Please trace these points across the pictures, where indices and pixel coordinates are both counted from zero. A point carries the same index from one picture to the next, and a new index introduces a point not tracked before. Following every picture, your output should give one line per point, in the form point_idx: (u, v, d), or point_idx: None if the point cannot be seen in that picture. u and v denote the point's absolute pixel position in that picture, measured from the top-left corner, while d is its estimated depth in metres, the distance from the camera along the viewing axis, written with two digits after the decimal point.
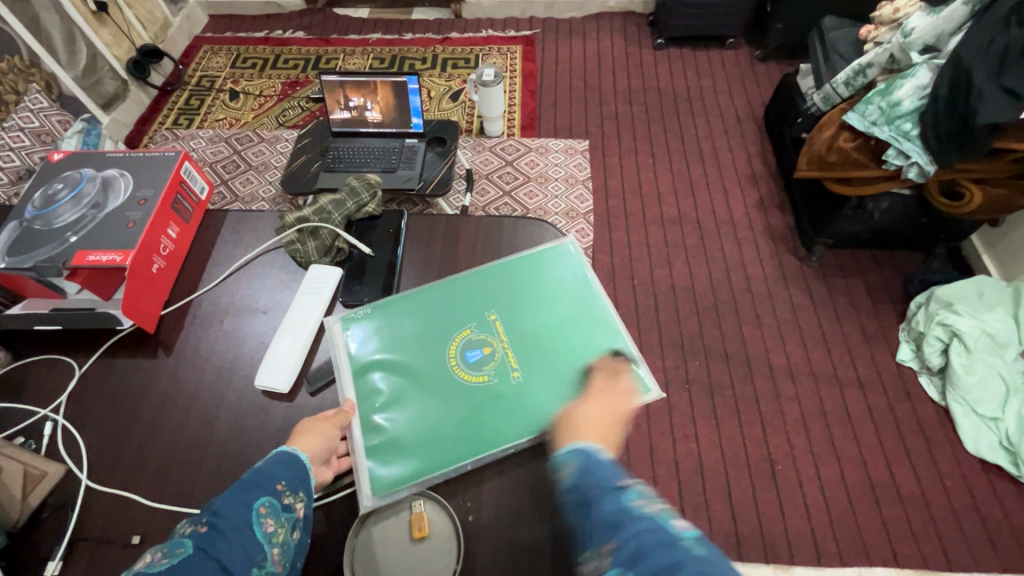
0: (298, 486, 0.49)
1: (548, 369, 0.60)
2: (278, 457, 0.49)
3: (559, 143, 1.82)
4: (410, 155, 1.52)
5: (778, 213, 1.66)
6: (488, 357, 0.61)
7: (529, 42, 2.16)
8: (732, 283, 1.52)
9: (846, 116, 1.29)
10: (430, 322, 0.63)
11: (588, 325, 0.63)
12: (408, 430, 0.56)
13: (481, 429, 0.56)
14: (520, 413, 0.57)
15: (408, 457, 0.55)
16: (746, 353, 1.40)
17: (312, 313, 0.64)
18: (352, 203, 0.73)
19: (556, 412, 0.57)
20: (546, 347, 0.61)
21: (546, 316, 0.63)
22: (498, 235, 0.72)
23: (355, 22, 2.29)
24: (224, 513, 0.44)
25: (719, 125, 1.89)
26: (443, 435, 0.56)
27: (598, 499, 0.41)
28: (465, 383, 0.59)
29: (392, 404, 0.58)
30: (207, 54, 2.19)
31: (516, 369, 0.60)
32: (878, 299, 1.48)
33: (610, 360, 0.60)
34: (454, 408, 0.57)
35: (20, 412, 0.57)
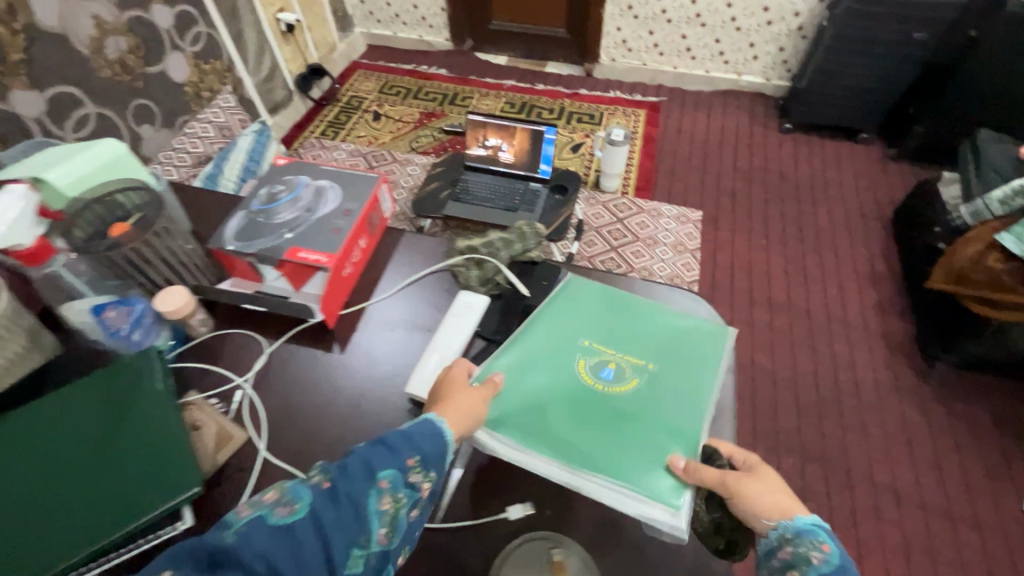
0: (427, 465, 0.51)
1: (664, 347, 0.67)
2: (419, 430, 0.52)
3: (672, 209, 1.84)
4: (532, 199, 1.59)
5: (897, 319, 1.58)
6: (618, 367, 0.64)
7: (654, 108, 2.24)
8: (838, 384, 1.45)
9: (1000, 236, 1.25)
10: (552, 366, 0.64)
11: (651, 304, 0.72)
12: (627, 464, 0.56)
13: (675, 416, 0.60)
14: (681, 384, 0.63)
15: (661, 476, 0.55)
16: (847, 462, 1.32)
17: (458, 335, 0.68)
18: (518, 246, 0.80)
19: (700, 362, 0.65)
20: (648, 334, 0.68)
21: (619, 313, 0.70)
22: (657, 304, 0.73)
23: (494, 68, 2.47)
24: (347, 476, 0.47)
25: (841, 218, 1.84)
26: (644, 446, 0.57)
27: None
28: (623, 395, 0.62)
29: (590, 454, 0.57)
30: (360, 78, 2.44)
31: (646, 361, 0.65)
32: (1008, 435, 1.35)
33: (688, 312, 0.72)
34: (639, 426, 0.59)
35: (217, 376, 0.65)
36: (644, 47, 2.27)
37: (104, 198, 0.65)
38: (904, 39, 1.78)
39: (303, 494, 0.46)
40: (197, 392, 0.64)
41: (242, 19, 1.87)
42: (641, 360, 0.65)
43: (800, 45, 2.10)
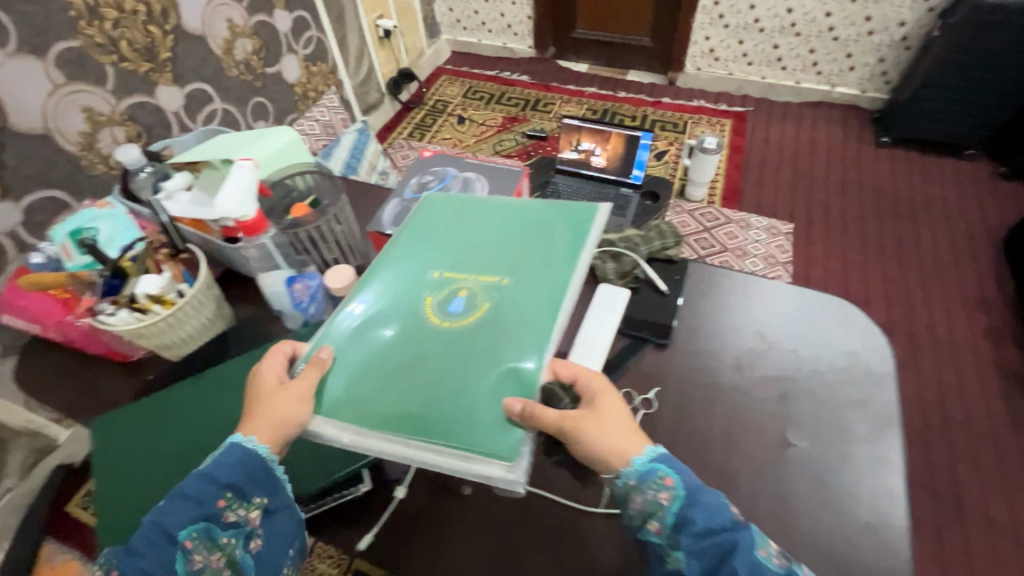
0: (245, 495, 0.48)
1: (520, 265, 0.60)
2: (215, 467, 0.48)
3: (762, 221, 1.80)
4: (624, 204, 1.57)
5: (1012, 347, 1.48)
6: (467, 294, 0.59)
7: (740, 118, 2.19)
8: (946, 412, 1.37)
9: None
10: (397, 305, 0.59)
11: (504, 216, 0.67)
12: (464, 405, 0.50)
13: (520, 334, 0.54)
14: (535, 297, 0.57)
15: (498, 414, 0.49)
16: (957, 495, 1.24)
17: (603, 328, 0.67)
18: (659, 241, 0.75)
19: (554, 273, 0.58)
20: (506, 254, 0.62)
21: (484, 237, 0.65)
22: (807, 307, 0.69)
23: (574, 75, 2.50)
24: (147, 551, 0.45)
25: (946, 237, 1.74)
26: (489, 381, 0.51)
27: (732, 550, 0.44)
28: (466, 326, 0.56)
29: (426, 400, 0.51)
30: (444, 82, 2.52)
31: (500, 285, 0.59)
32: None
33: (552, 219, 0.64)
34: (479, 351, 0.54)
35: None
36: (733, 56, 2.24)
37: (284, 181, 0.70)
38: None
39: None
40: None
41: (347, 25, 1.97)
42: (495, 285, 0.59)
43: (903, 56, 2.02)
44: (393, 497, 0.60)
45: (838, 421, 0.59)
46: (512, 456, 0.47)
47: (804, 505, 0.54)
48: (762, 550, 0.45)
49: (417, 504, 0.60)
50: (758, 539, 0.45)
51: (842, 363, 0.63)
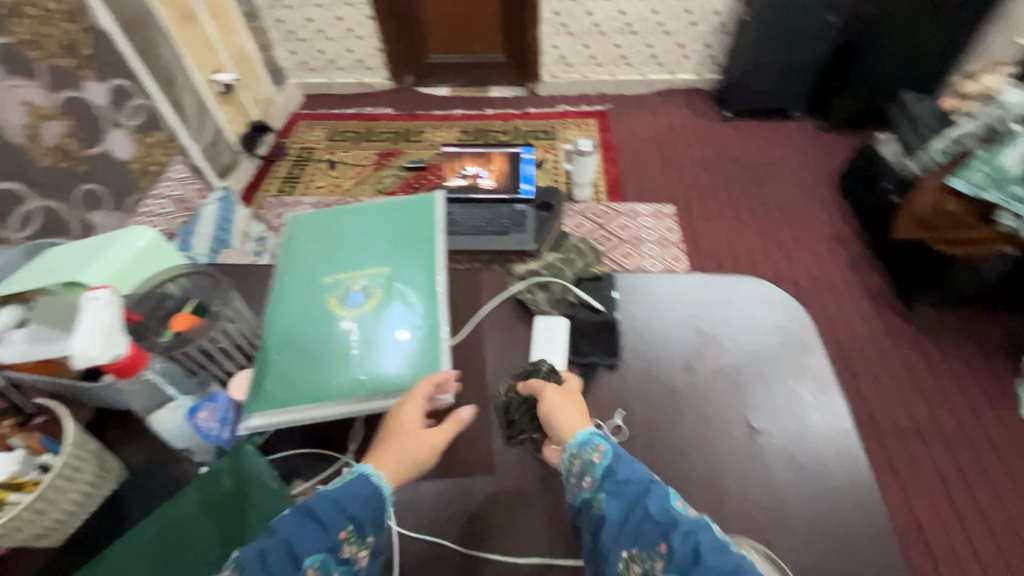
0: (362, 533, 0.47)
1: (393, 251, 0.68)
2: (347, 496, 0.46)
3: (647, 208, 1.91)
4: (520, 220, 1.60)
5: (870, 272, 1.70)
6: (358, 286, 0.65)
7: (602, 116, 2.33)
8: (840, 341, 1.53)
9: (951, 181, 1.36)
10: (300, 315, 0.63)
11: (365, 218, 0.72)
12: (391, 363, 0.58)
13: (416, 302, 0.63)
14: (417, 271, 0.65)
15: (420, 359, 0.59)
16: (869, 412, 1.38)
17: (553, 362, 0.65)
18: (580, 262, 0.75)
19: (425, 247, 0.68)
20: (380, 246, 0.69)
21: (354, 239, 0.70)
22: (729, 291, 0.72)
23: (438, 100, 2.48)
24: (269, 569, 0.42)
25: (797, 190, 1.97)
26: (403, 341, 0.60)
27: (649, 496, 0.45)
28: (370, 310, 0.62)
29: (356, 371, 0.58)
30: (304, 128, 2.37)
31: (383, 270, 0.66)
32: (993, 357, 1.47)
33: (406, 206, 0.73)
34: (385, 323, 0.61)
35: (320, 457, 0.60)
36: (582, 60, 2.37)
37: (155, 290, 0.59)
38: (816, 23, 1.95)
39: None
40: (303, 480, 0.59)
41: (178, 85, 1.77)
42: (376, 271, 0.66)
43: (723, 40, 2.27)
44: None
45: (788, 397, 0.62)
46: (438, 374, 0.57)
47: (790, 490, 0.55)
48: (681, 502, 0.45)
49: None
50: (674, 494, 0.45)
51: (773, 338, 0.67)
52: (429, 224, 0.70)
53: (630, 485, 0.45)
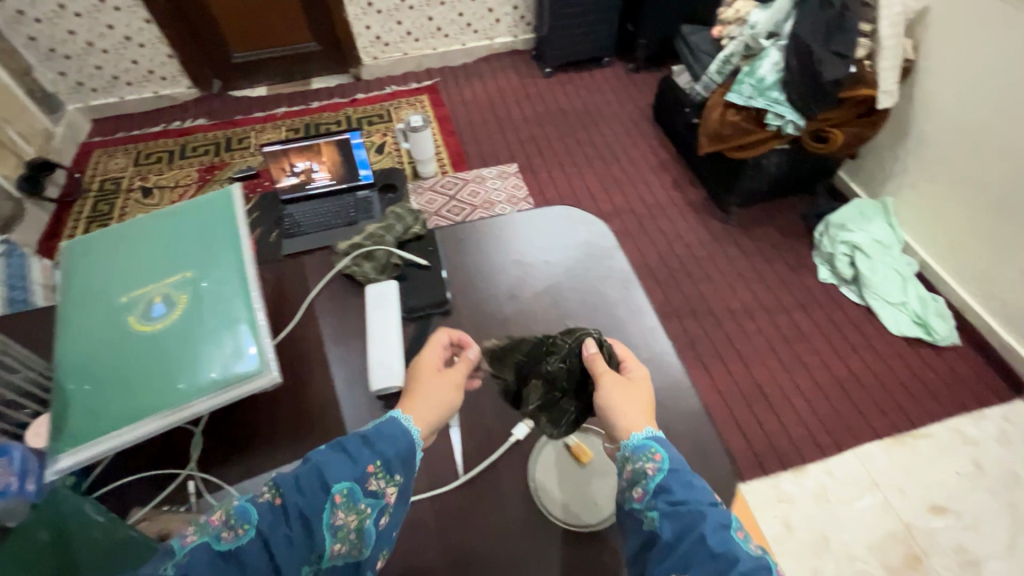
0: (391, 470, 0.51)
1: (193, 252, 0.63)
2: (381, 434, 0.51)
3: (491, 171, 1.98)
4: (367, 206, 1.57)
5: (691, 188, 1.92)
6: (159, 295, 0.60)
7: (432, 90, 2.33)
8: (677, 252, 1.73)
9: (729, 97, 1.58)
10: (98, 342, 0.58)
11: (155, 224, 0.67)
12: (209, 362, 0.56)
13: (228, 296, 0.60)
14: (223, 266, 0.62)
15: (240, 349, 0.57)
16: (708, 306, 1.59)
17: (389, 324, 0.66)
18: (400, 226, 0.75)
19: (227, 240, 0.64)
20: (177, 249, 0.64)
21: (147, 249, 0.64)
22: (540, 223, 0.79)
23: (257, 102, 2.31)
24: (299, 491, 0.47)
25: (620, 128, 2.16)
26: (219, 337, 0.57)
27: (702, 522, 0.44)
28: (177, 316, 0.59)
29: (173, 381, 0.55)
30: (101, 158, 2.08)
31: (185, 273, 0.62)
32: (791, 237, 1.75)
33: (200, 202, 0.68)
34: (194, 328, 0.58)
35: (159, 479, 0.57)
36: (398, 37, 2.34)
37: None
38: None
39: (251, 515, 0.46)
40: (143, 506, 0.55)
41: None
42: (177, 277, 0.61)
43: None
44: None
45: (598, 301, 0.70)
46: (261, 362, 0.56)
47: None
48: (740, 534, 0.45)
49: None
50: (736, 525, 0.45)
51: (580, 252, 0.75)
52: (228, 215, 0.67)
53: (686, 506, 0.45)
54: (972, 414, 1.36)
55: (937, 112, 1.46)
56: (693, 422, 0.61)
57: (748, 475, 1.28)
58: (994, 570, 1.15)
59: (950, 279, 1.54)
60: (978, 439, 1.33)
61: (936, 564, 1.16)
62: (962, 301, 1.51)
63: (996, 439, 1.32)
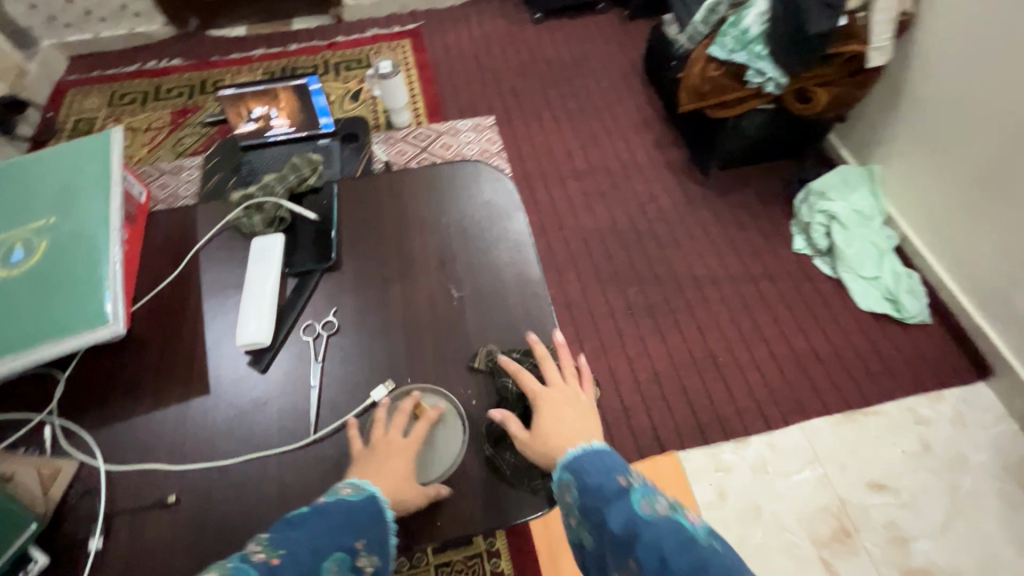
0: (372, 549, 0.52)
1: (58, 197, 0.62)
2: (370, 513, 0.52)
3: (467, 123, 1.91)
4: (327, 155, 1.54)
5: (672, 148, 1.83)
6: (19, 241, 0.60)
7: (415, 35, 2.22)
8: (648, 216, 1.67)
9: (710, 49, 1.46)
10: None
11: (29, 165, 0.65)
12: (57, 312, 0.56)
13: (85, 245, 0.59)
14: (85, 212, 0.61)
15: (88, 299, 0.57)
16: (673, 273, 1.55)
17: (265, 280, 0.68)
18: (294, 177, 0.76)
19: (95, 186, 0.63)
20: (44, 193, 0.63)
21: (15, 191, 0.63)
22: (442, 180, 0.79)
23: (234, 42, 2.23)
24: (300, 554, 0.48)
25: (607, 82, 2.05)
26: (70, 287, 0.57)
27: (612, 505, 0.50)
28: (32, 264, 0.59)
29: (22, 328, 0.56)
30: (76, 97, 2.05)
31: (47, 220, 0.61)
32: (770, 203, 1.68)
33: (76, 145, 0.67)
34: (48, 278, 0.58)
35: (18, 423, 0.63)
36: None
37: None
38: None
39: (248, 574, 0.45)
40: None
41: None
42: (38, 223, 0.61)
43: None
44: (88, 552, 0.56)
45: (484, 264, 0.71)
46: (106, 318, 0.56)
47: (475, 337, 0.67)
48: (644, 505, 0.50)
49: (116, 551, 0.56)
50: (639, 498, 0.50)
51: (480, 213, 0.75)
52: (100, 160, 0.65)
53: (597, 509, 0.50)
54: (929, 395, 1.33)
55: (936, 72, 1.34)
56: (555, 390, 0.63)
57: (688, 443, 1.28)
58: (922, 548, 1.15)
59: (928, 255, 1.47)
60: (932, 420, 1.30)
61: (865, 540, 1.17)
62: (938, 278, 1.45)
63: (950, 420, 1.30)
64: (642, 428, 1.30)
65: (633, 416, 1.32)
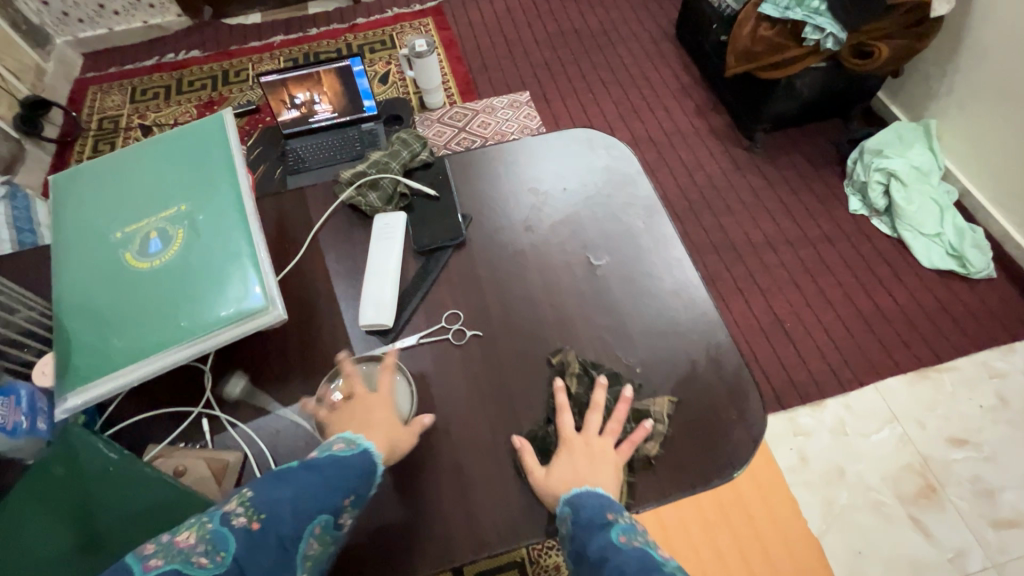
0: (356, 502, 0.52)
1: (187, 184, 0.60)
2: (354, 470, 0.52)
3: (502, 100, 1.87)
4: (372, 139, 1.50)
5: (715, 114, 1.79)
6: (154, 230, 0.57)
7: (437, 12, 2.16)
8: (698, 184, 1.64)
9: (762, 8, 1.43)
10: (97, 279, 0.56)
11: (147, 152, 0.63)
12: (212, 303, 0.54)
13: (226, 232, 0.57)
14: (220, 199, 0.59)
15: (243, 288, 0.55)
16: (730, 240, 1.53)
17: (389, 256, 0.68)
18: (406, 152, 0.74)
19: (222, 171, 0.60)
20: (170, 180, 0.60)
21: (139, 179, 0.61)
22: (552, 148, 0.78)
23: (252, 30, 2.18)
24: (283, 513, 0.47)
25: (639, 50, 2.00)
26: (220, 277, 0.55)
27: (591, 535, 0.47)
28: (174, 254, 0.56)
29: (177, 322, 0.54)
30: (97, 94, 2.00)
31: (180, 207, 0.58)
32: (820, 165, 1.65)
33: (193, 127, 0.64)
34: (194, 265, 0.56)
35: (175, 417, 0.62)
36: None
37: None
38: None
39: (229, 540, 0.45)
40: (159, 442, 0.60)
41: None
42: (171, 211, 0.58)
43: None
44: None
45: (618, 228, 0.71)
46: (264, 303, 0.54)
47: (626, 307, 0.66)
48: (623, 538, 0.47)
49: None
50: (617, 531, 0.47)
51: (601, 181, 0.75)
52: (221, 142, 0.62)
53: (584, 525, 0.48)
54: (1001, 347, 1.32)
55: (1004, 15, 1.30)
56: (712, 353, 0.63)
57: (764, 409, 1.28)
58: (1007, 499, 1.16)
59: (991, 207, 1.45)
60: (1006, 372, 1.29)
61: (950, 495, 1.17)
62: (1001, 231, 1.43)
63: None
64: None
65: None
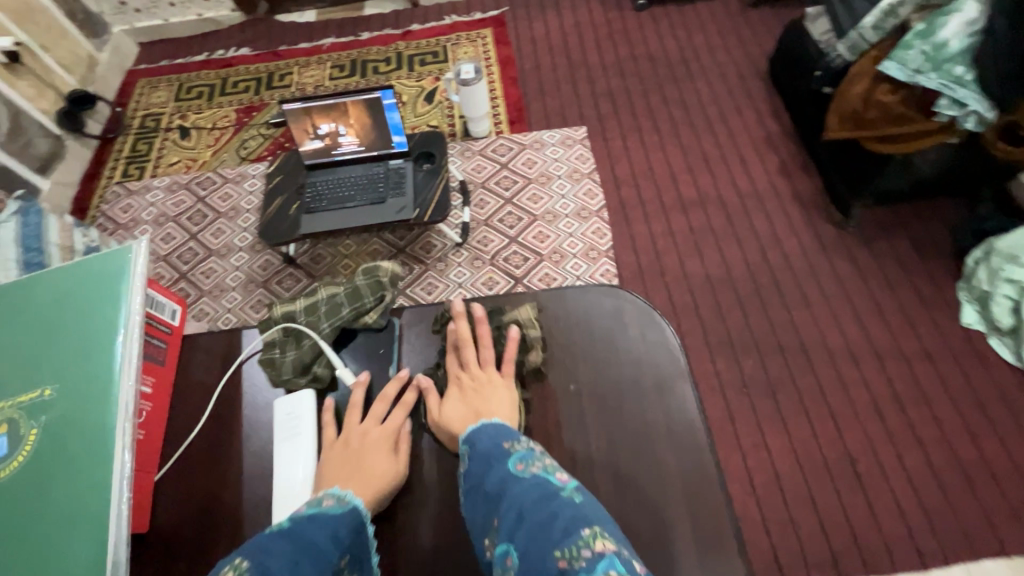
0: (352, 559, 0.48)
1: (60, 363, 0.52)
2: (339, 526, 0.47)
3: (554, 134, 1.66)
4: (398, 179, 1.35)
5: (803, 176, 1.51)
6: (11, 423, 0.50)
7: (498, 22, 1.96)
8: (770, 264, 1.38)
9: (882, 66, 1.14)
10: None
11: (37, 301, 0.55)
12: (41, 545, 0.45)
13: (81, 445, 0.48)
14: (88, 394, 0.50)
15: (79, 533, 0.45)
16: (801, 342, 1.27)
17: (297, 466, 0.57)
18: (349, 309, 0.64)
19: (100, 355, 0.51)
20: (46, 352, 0.53)
21: (18, 339, 0.54)
22: (568, 315, 0.62)
23: (304, 29, 2.06)
24: None
25: (722, 86, 1.72)
26: (60, 510, 0.46)
27: (489, 466, 0.48)
28: (21, 461, 0.49)
29: None
30: (144, 89, 1.96)
31: (42, 396, 0.51)
32: (930, 258, 1.34)
33: (91, 279, 0.56)
34: (43, 498, 0.47)
35: None
36: None
37: None
38: None
39: None
40: None
41: None
42: (32, 401, 0.50)
43: None
44: None
45: (636, 446, 0.54)
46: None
47: None
48: (519, 466, 0.47)
49: None
50: (514, 459, 0.47)
51: (628, 373, 0.58)
52: (111, 309, 0.54)
53: (482, 458, 0.48)
54: None
55: None
56: None
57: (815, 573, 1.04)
58: None
59: None
60: None
61: None
62: None
63: None
64: (757, 545, 1.07)
65: (746, 527, 1.08)
